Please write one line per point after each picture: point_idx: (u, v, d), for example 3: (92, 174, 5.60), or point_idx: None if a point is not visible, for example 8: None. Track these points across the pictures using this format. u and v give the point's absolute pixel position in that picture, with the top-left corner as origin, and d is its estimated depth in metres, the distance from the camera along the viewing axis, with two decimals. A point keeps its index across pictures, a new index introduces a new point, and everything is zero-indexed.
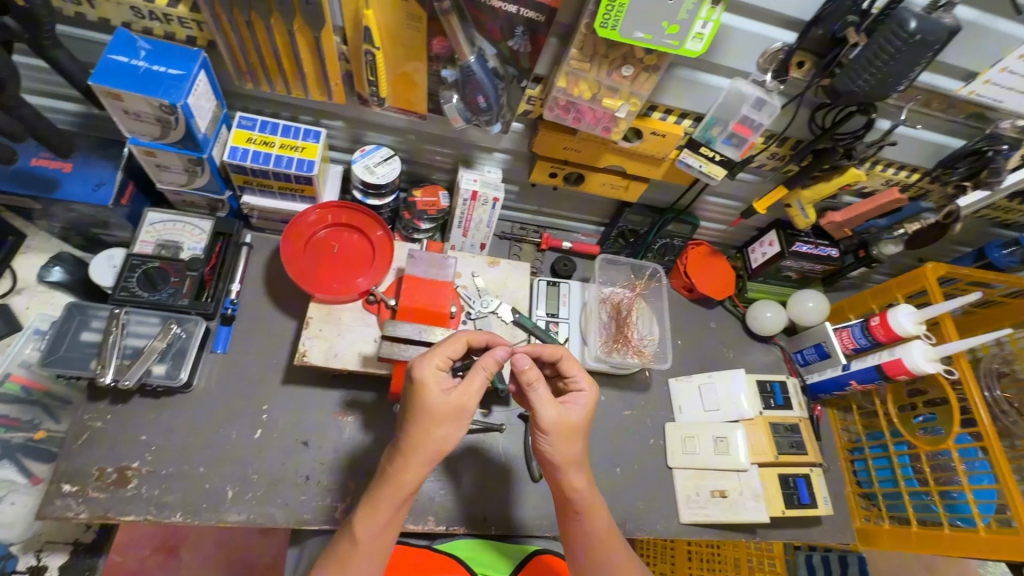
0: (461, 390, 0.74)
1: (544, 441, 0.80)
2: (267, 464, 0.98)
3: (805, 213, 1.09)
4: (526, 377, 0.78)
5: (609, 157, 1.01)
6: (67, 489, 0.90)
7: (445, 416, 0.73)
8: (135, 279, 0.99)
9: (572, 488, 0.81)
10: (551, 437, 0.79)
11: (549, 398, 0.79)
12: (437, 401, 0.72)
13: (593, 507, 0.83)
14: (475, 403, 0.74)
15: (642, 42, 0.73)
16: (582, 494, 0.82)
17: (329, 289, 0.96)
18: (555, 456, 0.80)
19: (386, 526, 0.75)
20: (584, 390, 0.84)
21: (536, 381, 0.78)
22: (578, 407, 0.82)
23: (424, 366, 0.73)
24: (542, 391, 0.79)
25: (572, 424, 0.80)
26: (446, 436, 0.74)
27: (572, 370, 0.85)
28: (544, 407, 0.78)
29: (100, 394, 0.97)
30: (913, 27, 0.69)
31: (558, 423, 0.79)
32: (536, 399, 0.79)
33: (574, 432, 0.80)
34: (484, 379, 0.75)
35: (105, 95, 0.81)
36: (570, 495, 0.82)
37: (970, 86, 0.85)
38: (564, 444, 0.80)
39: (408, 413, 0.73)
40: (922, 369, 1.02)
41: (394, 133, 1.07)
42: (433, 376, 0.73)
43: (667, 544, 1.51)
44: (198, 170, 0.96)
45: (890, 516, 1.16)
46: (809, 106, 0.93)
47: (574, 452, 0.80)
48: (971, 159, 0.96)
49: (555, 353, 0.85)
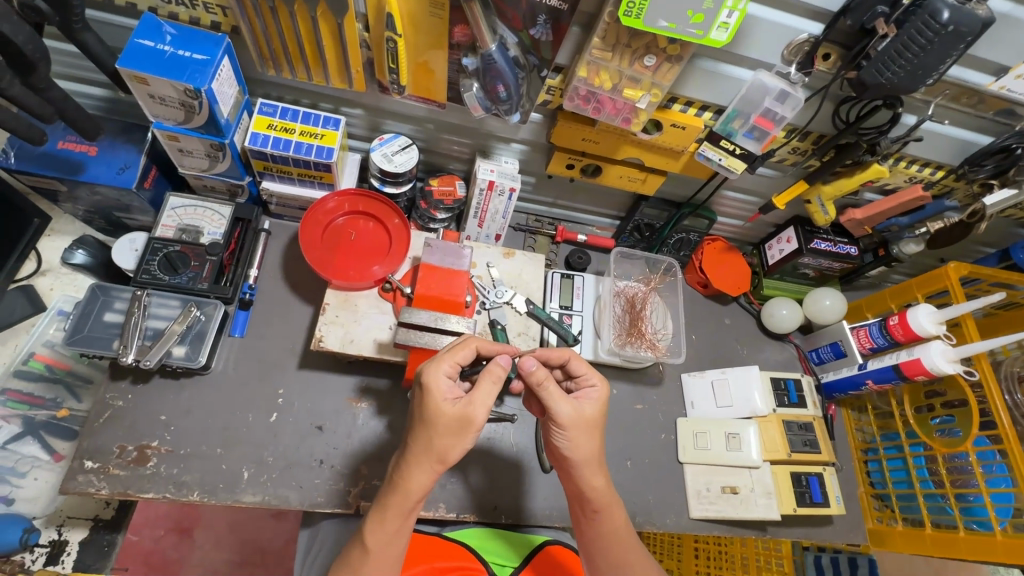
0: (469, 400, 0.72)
1: (562, 438, 0.80)
2: (282, 447, 0.99)
3: (824, 210, 1.08)
4: (536, 379, 0.77)
5: (627, 149, 1.01)
6: (89, 465, 0.93)
7: (453, 426, 0.72)
8: (156, 263, 1.01)
9: (591, 485, 0.81)
10: (569, 432, 0.79)
11: (563, 395, 0.79)
12: (445, 410, 0.71)
13: (610, 504, 0.83)
14: (482, 414, 0.72)
15: (666, 32, 0.72)
16: (599, 492, 0.82)
17: (346, 275, 0.96)
18: (573, 452, 0.80)
19: (398, 538, 0.74)
20: (596, 386, 0.84)
21: (548, 381, 0.78)
22: (590, 401, 0.82)
23: (432, 375, 0.72)
24: (555, 389, 0.78)
25: (587, 420, 0.80)
26: (455, 447, 0.72)
27: (582, 367, 0.85)
28: (559, 405, 0.78)
29: (121, 373, 0.99)
30: (946, 17, 0.68)
31: (574, 419, 0.79)
32: (549, 398, 0.78)
33: (590, 426, 0.80)
34: (492, 386, 0.73)
35: (131, 79, 0.82)
36: (588, 493, 0.82)
37: (1001, 81, 0.83)
38: (581, 439, 0.80)
39: (418, 421, 0.73)
40: (941, 370, 1.01)
41: (412, 122, 1.07)
42: (441, 382, 0.72)
43: (674, 541, 1.51)
44: (219, 155, 0.98)
45: (903, 518, 1.14)
46: (833, 100, 0.92)
47: (590, 447, 0.81)
48: (998, 158, 0.94)
49: (561, 356, 0.85)
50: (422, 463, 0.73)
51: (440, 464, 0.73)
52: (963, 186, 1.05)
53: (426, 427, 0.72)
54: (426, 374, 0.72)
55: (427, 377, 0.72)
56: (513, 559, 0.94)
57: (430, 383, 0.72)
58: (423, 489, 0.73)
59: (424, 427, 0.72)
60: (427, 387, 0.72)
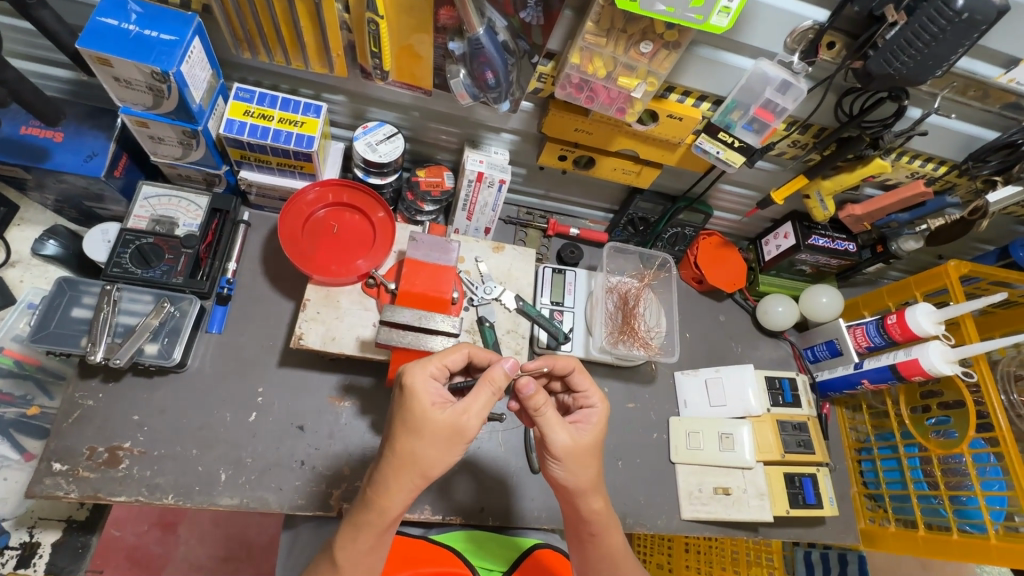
0: (458, 409, 0.69)
1: (558, 468, 0.77)
2: (261, 448, 0.96)
3: (824, 205, 1.04)
4: (533, 404, 0.74)
5: (622, 141, 0.97)
6: (57, 468, 0.89)
7: (439, 433, 0.68)
8: (127, 255, 0.96)
9: (589, 510, 0.79)
10: (564, 465, 0.76)
11: (559, 422, 0.76)
12: (434, 417, 0.68)
13: (609, 527, 0.81)
14: (476, 423, 0.69)
15: (663, 16, 0.68)
16: (599, 515, 0.80)
17: (327, 271, 0.92)
18: (570, 482, 0.77)
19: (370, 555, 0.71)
20: (595, 407, 0.81)
21: (545, 407, 0.75)
22: (589, 426, 0.79)
23: (419, 379, 0.69)
24: (553, 414, 0.76)
25: (584, 448, 0.77)
26: (441, 459, 0.69)
27: (584, 382, 0.83)
28: (556, 433, 0.75)
29: (91, 371, 0.95)
30: (959, 5, 0.65)
31: (570, 450, 0.76)
32: (545, 423, 0.75)
33: (588, 455, 0.77)
34: (491, 396, 0.71)
35: (93, 61, 0.77)
36: (586, 517, 0.80)
37: (1011, 73, 0.80)
38: (578, 469, 0.77)
39: (398, 428, 0.69)
40: (938, 370, 0.98)
41: (397, 109, 1.02)
42: (423, 385, 0.69)
43: (666, 537, 1.50)
44: (193, 143, 0.93)
45: (896, 518, 1.13)
46: (837, 91, 0.88)
47: (589, 476, 0.78)
48: (1003, 153, 0.91)
49: (566, 366, 0.82)
50: (402, 479, 0.68)
51: (424, 478, 0.69)
52: (965, 182, 1.02)
53: (410, 435, 0.68)
54: (412, 377, 0.69)
55: (410, 380, 0.69)
56: (502, 563, 0.92)
57: (416, 386, 0.68)
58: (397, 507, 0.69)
59: (405, 437, 0.68)
60: (409, 389, 0.69)
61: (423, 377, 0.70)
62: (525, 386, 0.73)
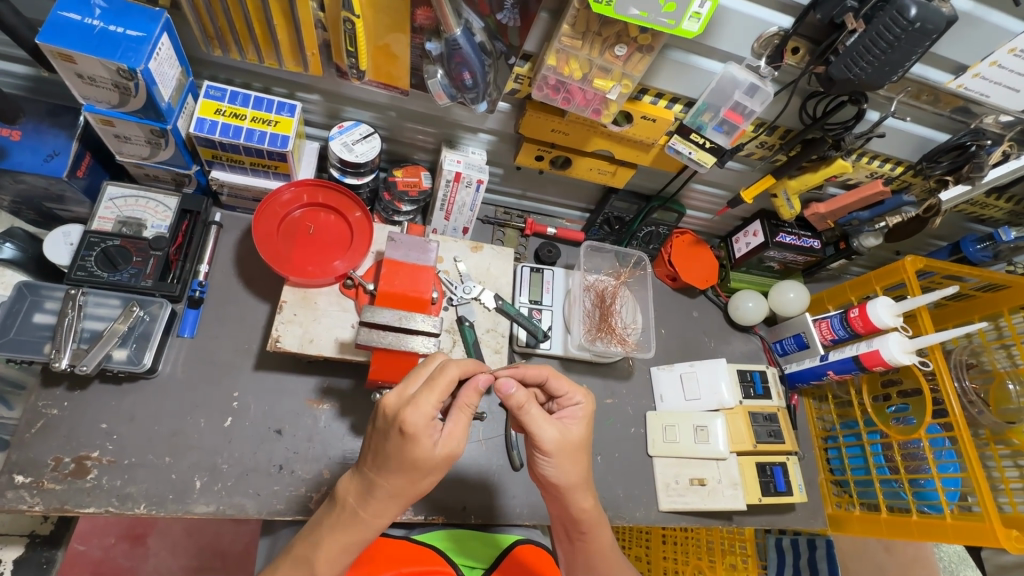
0: (446, 437, 0.71)
1: (548, 465, 0.79)
2: (237, 453, 0.94)
3: (790, 204, 1.08)
4: (516, 402, 0.76)
5: (597, 141, 0.98)
6: (19, 480, 0.86)
7: (435, 467, 0.71)
8: (92, 258, 0.93)
9: (579, 510, 0.82)
10: (553, 459, 0.78)
11: (545, 418, 0.78)
12: (429, 455, 0.69)
13: (597, 526, 0.84)
14: (463, 446, 0.72)
15: (636, 20, 0.70)
16: (588, 514, 0.83)
17: (304, 272, 0.90)
18: (559, 477, 0.80)
19: (347, 558, 0.74)
20: (580, 403, 0.83)
21: (528, 404, 0.77)
22: (576, 421, 0.82)
23: (419, 421, 0.68)
24: (537, 412, 0.78)
25: (572, 444, 0.80)
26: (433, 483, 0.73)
27: (563, 386, 0.83)
28: (545, 429, 0.78)
29: (55, 379, 0.92)
30: (913, 14, 0.68)
31: (558, 445, 0.78)
32: (532, 422, 0.77)
33: (576, 450, 0.80)
34: (469, 418, 0.74)
35: (55, 57, 0.74)
36: (578, 516, 0.83)
37: (960, 79, 0.85)
38: (566, 464, 0.79)
39: (395, 463, 0.70)
40: (898, 361, 1.03)
41: (374, 108, 1.01)
42: (425, 426, 0.68)
43: (644, 530, 1.57)
44: (162, 142, 0.90)
45: (860, 502, 1.18)
46: (801, 95, 0.92)
47: (578, 471, 0.81)
48: (954, 155, 0.97)
49: (538, 375, 0.82)
50: (398, 502, 0.73)
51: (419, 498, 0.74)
52: (919, 181, 1.09)
53: (406, 471, 0.70)
54: (413, 420, 0.67)
55: (411, 425, 0.67)
56: (484, 560, 0.96)
57: (421, 432, 0.68)
58: (388, 512, 0.73)
59: (404, 468, 0.70)
60: (413, 431, 0.67)
61: (427, 423, 0.68)
62: (503, 384, 0.74)
